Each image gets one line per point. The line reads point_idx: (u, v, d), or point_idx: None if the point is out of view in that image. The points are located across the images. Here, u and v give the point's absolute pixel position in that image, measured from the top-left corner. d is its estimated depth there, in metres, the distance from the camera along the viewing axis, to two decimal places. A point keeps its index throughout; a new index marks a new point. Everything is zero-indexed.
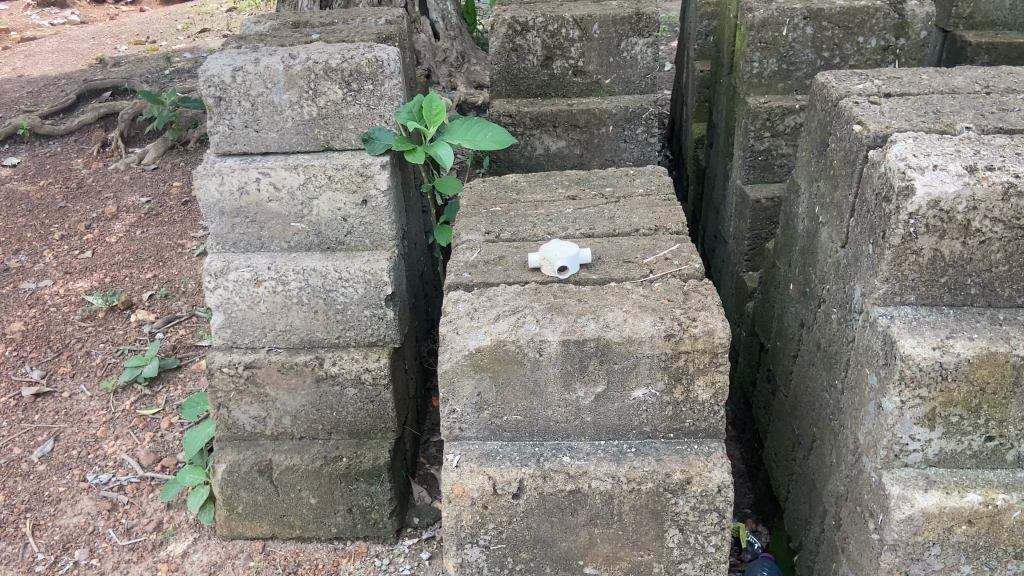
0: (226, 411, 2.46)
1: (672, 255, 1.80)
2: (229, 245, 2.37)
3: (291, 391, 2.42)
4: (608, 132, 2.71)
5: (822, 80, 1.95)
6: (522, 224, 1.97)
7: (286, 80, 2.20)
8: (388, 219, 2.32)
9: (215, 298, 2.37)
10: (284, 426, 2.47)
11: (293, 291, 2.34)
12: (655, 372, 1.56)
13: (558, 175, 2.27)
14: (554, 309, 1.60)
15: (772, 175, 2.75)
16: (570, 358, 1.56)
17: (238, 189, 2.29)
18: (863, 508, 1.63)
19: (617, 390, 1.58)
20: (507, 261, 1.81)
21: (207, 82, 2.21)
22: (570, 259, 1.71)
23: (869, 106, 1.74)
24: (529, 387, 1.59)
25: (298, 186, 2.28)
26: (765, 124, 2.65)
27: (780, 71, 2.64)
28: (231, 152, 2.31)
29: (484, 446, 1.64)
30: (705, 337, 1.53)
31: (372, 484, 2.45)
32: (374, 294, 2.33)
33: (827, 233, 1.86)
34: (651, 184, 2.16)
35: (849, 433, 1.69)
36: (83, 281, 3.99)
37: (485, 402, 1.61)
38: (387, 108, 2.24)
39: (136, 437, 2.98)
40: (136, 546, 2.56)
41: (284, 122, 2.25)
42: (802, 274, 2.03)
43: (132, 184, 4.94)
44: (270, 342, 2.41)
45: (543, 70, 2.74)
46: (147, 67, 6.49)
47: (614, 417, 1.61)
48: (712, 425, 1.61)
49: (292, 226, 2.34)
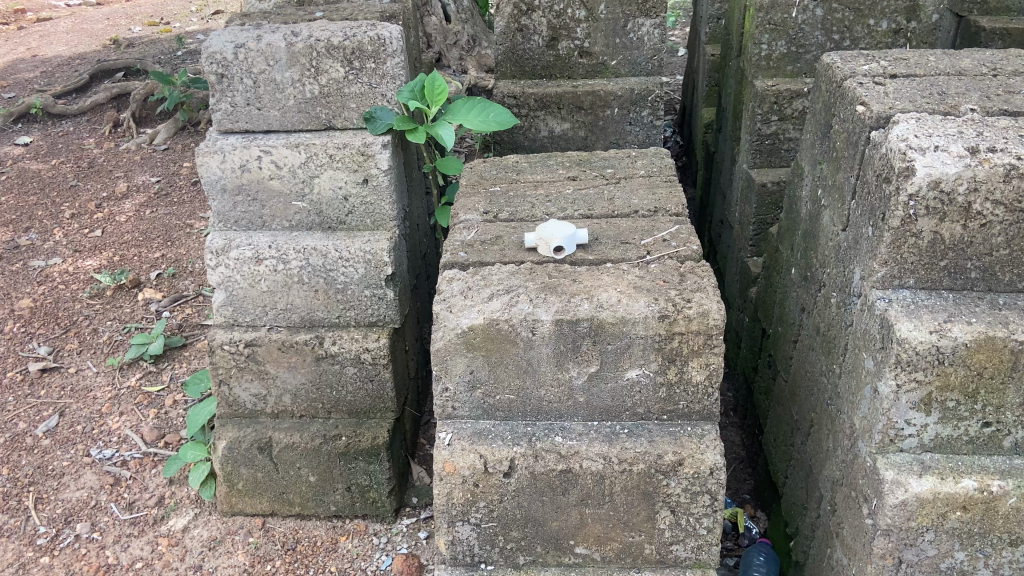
0: (227, 388, 2.47)
1: (670, 237, 1.78)
2: (231, 223, 2.38)
3: (292, 369, 2.42)
4: (613, 114, 2.69)
5: (828, 60, 1.91)
6: (520, 205, 1.96)
7: (288, 57, 2.19)
8: (390, 199, 2.32)
9: (217, 276, 2.37)
10: (284, 404, 2.48)
11: (294, 270, 2.34)
12: (649, 353, 1.55)
13: (559, 156, 2.25)
14: (548, 288, 1.60)
15: (779, 160, 2.72)
16: (563, 338, 1.55)
17: (239, 167, 2.29)
18: (857, 493, 1.61)
19: (610, 370, 1.58)
20: (504, 240, 1.81)
21: (209, 58, 2.20)
22: (566, 240, 1.70)
23: (874, 87, 1.72)
24: (522, 366, 1.58)
25: (300, 164, 2.28)
26: (772, 107, 2.63)
27: (788, 53, 2.61)
28: (233, 131, 2.30)
29: (476, 425, 1.64)
30: (699, 318, 1.52)
31: (371, 464, 2.45)
32: (374, 274, 2.33)
33: (829, 216, 1.83)
34: (653, 166, 2.13)
35: (846, 418, 1.67)
36: (92, 260, 4.01)
37: (477, 381, 1.61)
38: (389, 87, 2.23)
39: (141, 413, 3.00)
40: (138, 520, 2.59)
41: (286, 100, 2.25)
42: (804, 258, 2.00)
43: (143, 164, 4.96)
44: (271, 320, 2.42)
45: (549, 50, 2.72)
46: (161, 49, 6.50)
47: (607, 398, 1.60)
48: (706, 407, 1.60)
49: (294, 205, 2.34)
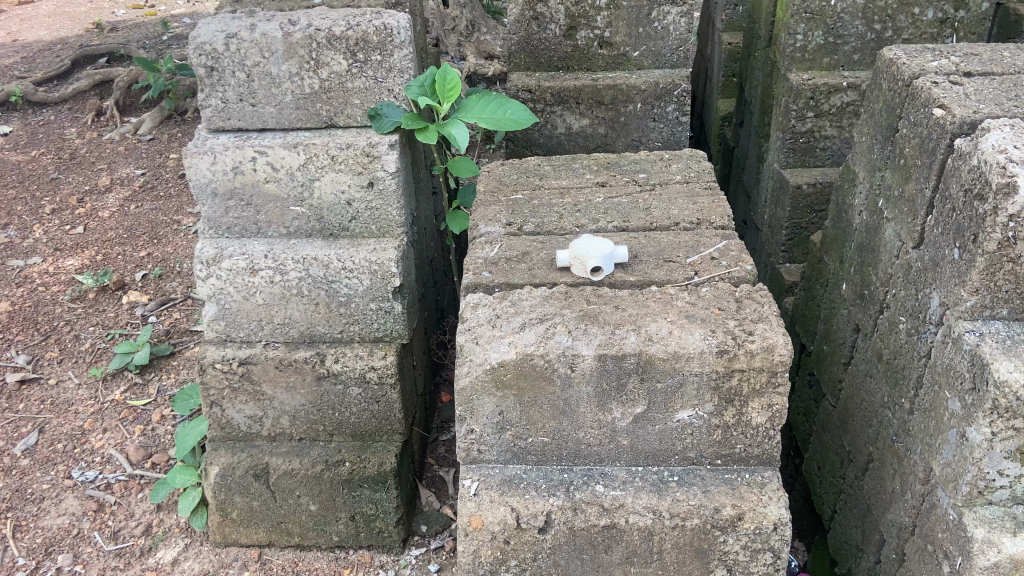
0: (219, 410, 2.27)
1: (719, 254, 1.58)
2: (223, 230, 2.18)
3: (290, 389, 2.23)
4: (636, 110, 2.48)
5: (889, 55, 1.71)
6: (547, 215, 1.76)
7: (285, 49, 1.98)
8: (397, 203, 2.12)
9: (207, 288, 2.17)
10: (282, 426, 2.28)
11: (292, 282, 2.14)
12: (703, 393, 1.37)
13: (585, 158, 2.05)
14: (588, 317, 1.41)
15: (814, 159, 2.53)
16: (606, 376, 1.36)
17: (231, 169, 2.08)
18: (936, 548, 1.44)
19: (659, 411, 1.39)
20: (532, 257, 1.61)
21: (197, 50, 1.98)
22: (605, 259, 1.51)
23: (951, 87, 1.52)
24: (559, 407, 1.40)
25: (298, 166, 2.08)
26: (808, 103, 2.42)
27: (826, 44, 2.40)
28: (224, 129, 2.09)
29: (505, 470, 1.45)
30: (764, 354, 1.33)
31: (377, 492, 2.26)
32: (381, 286, 2.14)
33: (893, 230, 1.64)
34: (690, 170, 1.93)
35: (920, 461, 1.49)
36: (74, 259, 3.79)
37: (507, 422, 1.42)
38: (396, 81, 2.02)
39: (126, 430, 2.80)
40: (124, 551, 2.39)
41: (283, 96, 2.04)
42: (859, 274, 1.82)
43: (127, 155, 4.74)
44: (268, 336, 2.22)
45: (566, 41, 2.51)
46: (143, 33, 6.24)
47: (654, 441, 1.42)
48: (766, 451, 1.42)
49: (292, 211, 2.14)
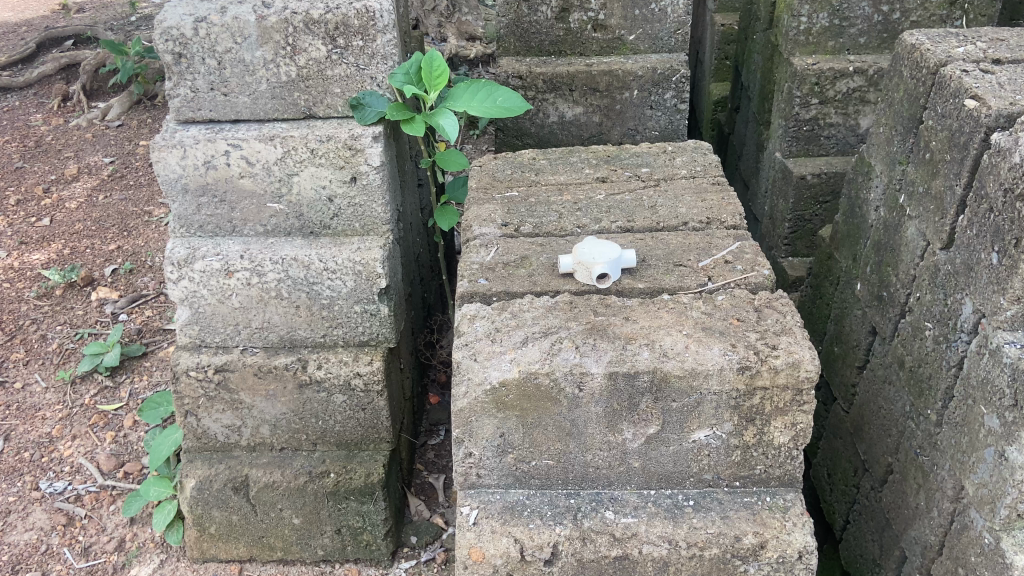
0: (194, 419, 2.13)
1: (733, 257, 1.48)
2: (195, 229, 2.04)
3: (270, 398, 2.10)
4: (632, 97, 2.35)
5: (911, 41, 1.60)
6: (545, 214, 1.66)
7: (259, 34, 1.83)
8: (382, 199, 1.99)
9: (179, 291, 2.03)
10: (262, 436, 2.15)
11: (271, 284, 2.01)
12: (722, 412, 1.26)
13: (583, 150, 1.93)
14: (596, 331, 1.29)
15: (818, 148, 2.40)
16: (617, 395, 1.25)
17: (203, 164, 1.94)
18: (969, 572, 1.34)
19: (674, 432, 1.28)
20: (531, 262, 1.50)
21: (163, 35, 1.83)
22: (612, 265, 1.39)
23: (982, 76, 1.40)
24: (565, 429, 1.29)
25: (275, 160, 1.94)
26: (813, 89, 2.29)
27: (831, 27, 2.25)
28: (195, 120, 1.95)
29: (506, 496, 1.34)
30: (788, 370, 1.22)
31: (364, 504, 2.14)
32: (366, 288, 2.01)
33: (916, 228, 1.54)
34: (695, 164, 1.81)
35: (949, 477, 1.40)
36: (40, 253, 3.61)
37: (508, 445, 1.31)
38: (380, 68, 1.89)
39: (96, 437, 2.66)
40: (95, 569, 2.25)
41: (258, 84, 1.89)
42: (876, 274, 1.71)
43: (95, 143, 4.55)
44: (245, 340, 2.09)
45: (558, 23, 2.38)
46: (111, 14, 6.01)
47: (668, 464, 1.31)
48: (788, 473, 1.32)
49: (268, 208, 2.00)
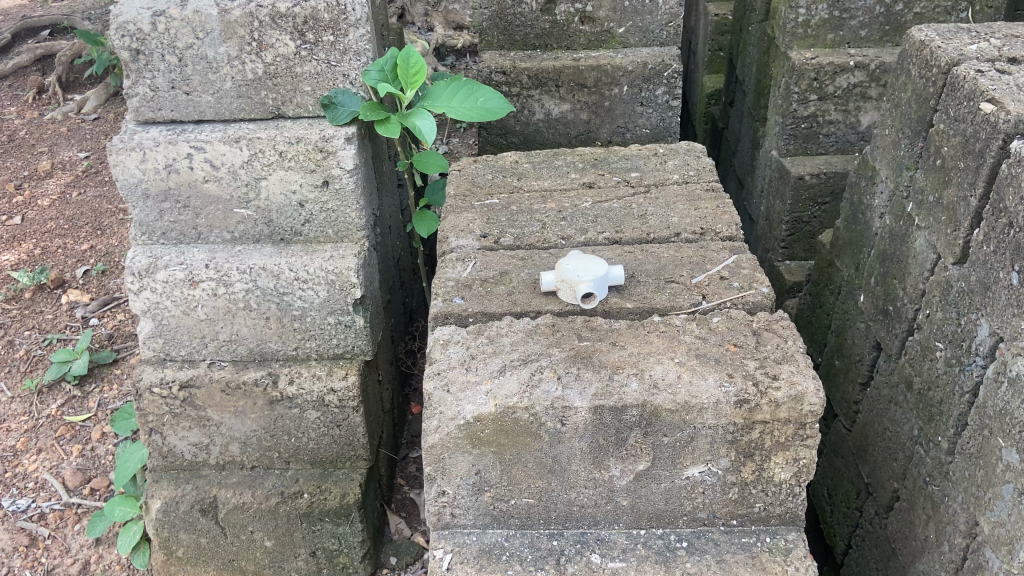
0: (159, 437, 2.02)
1: (729, 273, 1.37)
2: (157, 236, 1.91)
3: (240, 414, 1.98)
4: (622, 94, 2.24)
5: (921, 37, 1.48)
6: (528, 224, 1.54)
7: (222, 29, 1.70)
8: (356, 204, 1.87)
9: (141, 303, 1.91)
10: (231, 454, 2.03)
11: (239, 295, 1.90)
12: (718, 447, 1.15)
13: (568, 153, 1.81)
14: (581, 359, 1.18)
15: (816, 146, 2.29)
16: (603, 430, 1.14)
17: (164, 167, 1.82)
18: None
19: (666, 468, 1.18)
20: (511, 278, 1.39)
21: (119, 30, 1.70)
22: (597, 283, 1.28)
23: (999, 77, 1.29)
24: (546, 466, 1.18)
25: (241, 163, 1.82)
26: (811, 85, 2.17)
27: (831, 19, 2.13)
28: (155, 120, 1.82)
29: (483, 537, 1.23)
30: (790, 404, 1.12)
31: (340, 526, 2.02)
32: (340, 298, 1.90)
33: (925, 239, 1.43)
34: (688, 168, 1.70)
35: (962, 511, 1.29)
36: (9, 253, 3.47)
37: (485, 482, 1.20)
38: (352, 65, 1.76)
39: (62, 450, 2.55)
40: None
41: (222, 82, 1.77)
42: (881, 286, 1.60)
43: (70, 137, 4.41)
44: (213, 353, 1.97)
45: (544, 15, 2.26)
46: (89, 2, 5.84)
47: (659, 502, 1.21)
48: (789, 510, 1.21)
49: (235, 213, 1.88)
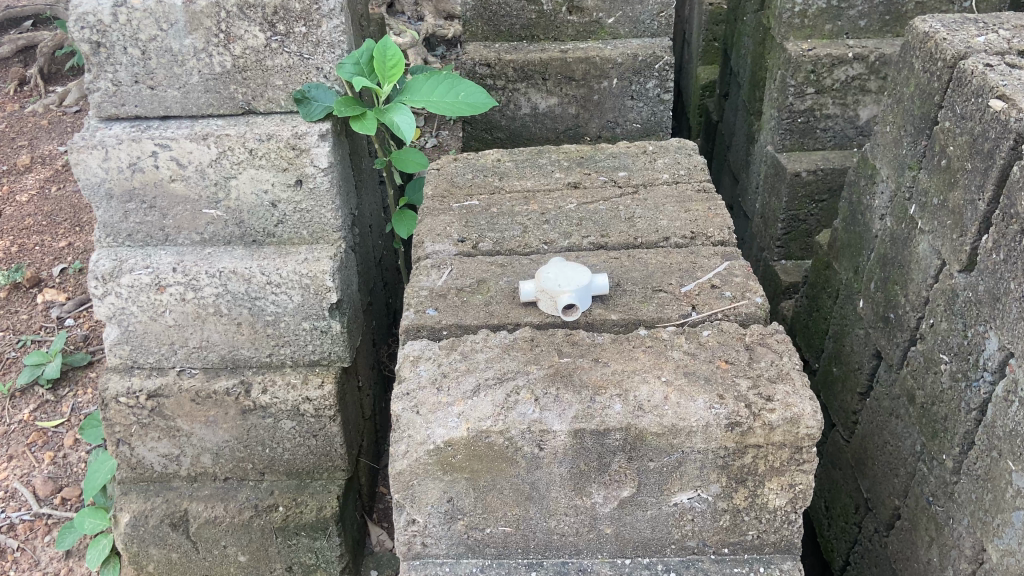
0: (127, 448, 1.93)
1: (721, 281, 1.28)
2: (122, 238, 1.82)
3: (211, 424, 1.90)
4: (611, 87, 2.14)
5: (925, 29, 1.40)
6: (508, 228, 1.46)
7: (187, 20, 1.61)
8: (331, 204, 1.78)
9: (106, 308, 1.82)
10: (203, 466, 1.95)
11: (208, 299, 1.81)
12: (708, 473, 1.07)
13: (553, 150, 1.72)
14: (560, 377, 1.10)
15: (814, 142, 2.20)
16: (584, 455, 1.06)
17: (128, 166, 1.72)
18: None
19: (652, 495, 1.09)
20: (488, 286, 1.30)
21: (78, 22, 1.60)
22: (580, 293, 1.20)
23: (1010, 71, 1.20)
24: (523, 493, 1.09)
25: (209, 161, 1.72)
26: (808, 77, 2.08)
27: (828, 8, 2.04)
28: (118, 117, 1.72)
29: (456, 567, 1.15)
30: (785, 427, 1.03)
31: (316, 540, 1.95)
32: (314, 303, 1.81)
33: (929, 244, 1.35)
34: (679, 166, 1.62)
35: (968, 535, 1.21)
36: None
37: (458, 510, 1.11)
38: (326, 58, 1.67)
39: (33, 458, 2.46)
40: None
41: (188, 77, 1.67)
42: (881, 292, 1.52)
43: (50, 130, 4.30)
44: (182, 360, 1.88)
45: (530, 5, 2.17)
46: None
47: (645, 530, 1.12)
48: (785, 538, 1.13)
49: (204, 214, 1.79)
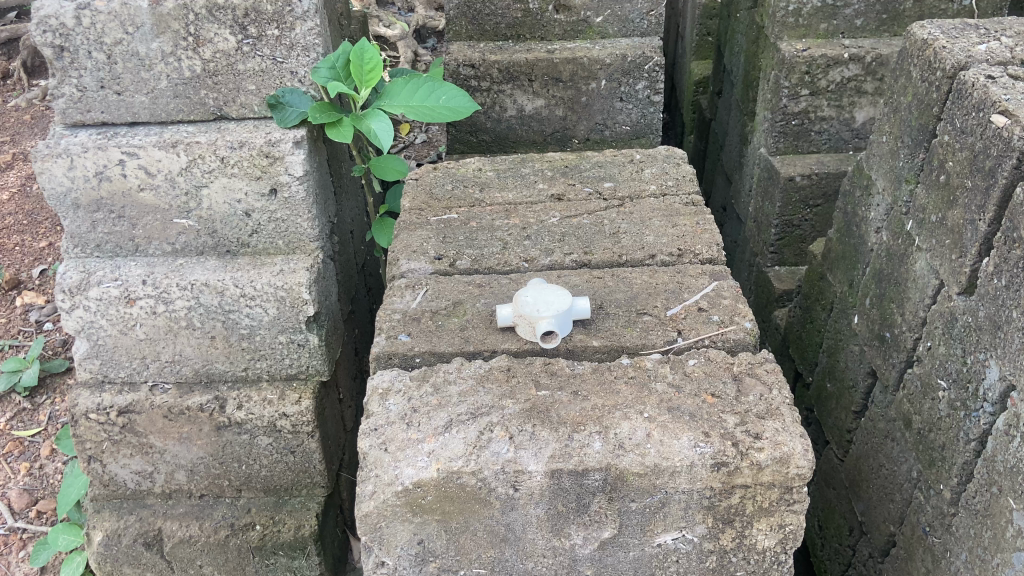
0: (99, 465, 1.87)
1: (708, 304, 1.22)
2: (90, 248, 1.73)
3: (185, 441, 1.83)
4: (600, 88, 2.07)
5: (923, 35, 1.33)
6: (487, 244, 1.39)
7: (154, 22, 1.50)
8: (308, 213, 1.70)
9: (73, 322, 1.74)
10: (177, 482, 1.89)
11: (180, 313, 1.72)
12: (693, 513, 1.01)
13: (536, 158, 1.66)
14: (537, 413, 1.04)
15: (808, 145, 2.14)
16: (561, 496, 1.00)
17: (94, 175, 1.62)
18: None
19: (634, 536, 1.03)
20: (464, 309, 1.24)
21: (40, 25, 1.49)
22: (560, 319, 1.13)
23: (1012, 84, 1.14)
24: (498, 534, 1.04)
25: (179, 170, 1.62)
26: (803, 78, 2.01)
27: (823, 7, 1.97)
28: (84, 123, 1.62)
29: None
30: (774, 467, 0.97)
31: (295, 559, 1.92)
32: (290, 317, 1.73)
33: (927, 263, 1.28)
34: (667, 177, 1.55)
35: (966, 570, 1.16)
36: None
37: (429, 552, 1.05)
38: (301, 61, 1.57)
39: (9, 469, 2.41)
40: None
41: (156, 81, 1.57)
42: (876, 309, 1.46)
43: (33, 125, 4.22)
44: (155, 375, 1.81)
45: (515, 4, 2.10)
46: None
47: (628, 572, 1.06)
48: None
49: (175, 224, 1.69)
